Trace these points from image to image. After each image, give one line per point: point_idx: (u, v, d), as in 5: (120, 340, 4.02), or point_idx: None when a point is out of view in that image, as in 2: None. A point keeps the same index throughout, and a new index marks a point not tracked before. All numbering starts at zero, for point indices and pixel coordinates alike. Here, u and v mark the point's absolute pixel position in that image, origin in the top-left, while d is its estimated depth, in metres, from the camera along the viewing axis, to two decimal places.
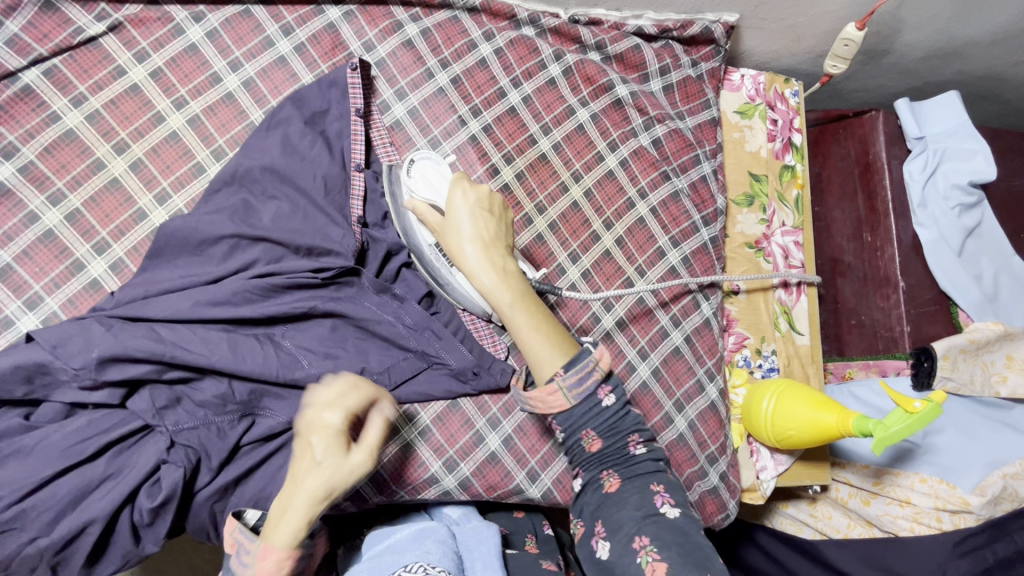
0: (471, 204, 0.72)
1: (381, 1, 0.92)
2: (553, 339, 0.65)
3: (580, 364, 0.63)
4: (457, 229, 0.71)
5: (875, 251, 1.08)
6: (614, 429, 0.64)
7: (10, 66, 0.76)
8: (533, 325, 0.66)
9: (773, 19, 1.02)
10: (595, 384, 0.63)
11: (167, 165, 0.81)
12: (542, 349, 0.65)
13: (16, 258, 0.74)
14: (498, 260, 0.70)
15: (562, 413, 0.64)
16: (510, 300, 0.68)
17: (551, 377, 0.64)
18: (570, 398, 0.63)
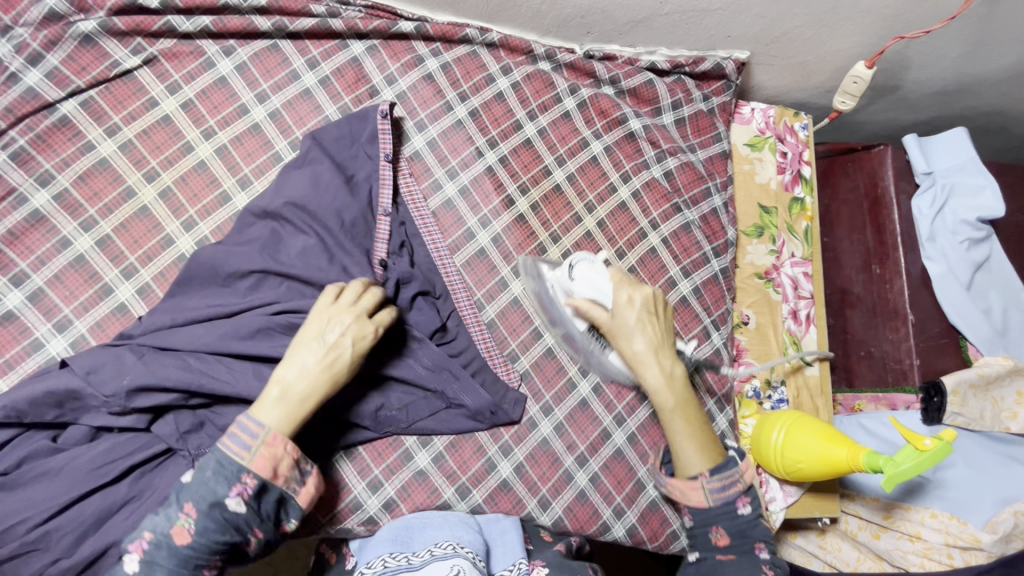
0: (639, 311, 0.82)
1: (402, 36, 0.95)
2: (705, 446, 0.79)
3: (725, 471, 0.78)
4: (630, 332, 0.82)
5: (884, 284, 1.09)
6: (743, 533, 0.78)
7: (49, 98, 0.79)
8: (687, 431, 0.80)
9: (783, 56, 1.05)
10: (737, 493, 0.78)
11: (194, 194, 0.84)
12: (694, 457, 0.79)
13: (47, 282, 0.77)
14: (665, 364, 0.82)
15: (698, 507, 0.79)
16: (672, 404, 0.80)
17: (696, 477, 0.78)
18: (709, 498, 0.78)
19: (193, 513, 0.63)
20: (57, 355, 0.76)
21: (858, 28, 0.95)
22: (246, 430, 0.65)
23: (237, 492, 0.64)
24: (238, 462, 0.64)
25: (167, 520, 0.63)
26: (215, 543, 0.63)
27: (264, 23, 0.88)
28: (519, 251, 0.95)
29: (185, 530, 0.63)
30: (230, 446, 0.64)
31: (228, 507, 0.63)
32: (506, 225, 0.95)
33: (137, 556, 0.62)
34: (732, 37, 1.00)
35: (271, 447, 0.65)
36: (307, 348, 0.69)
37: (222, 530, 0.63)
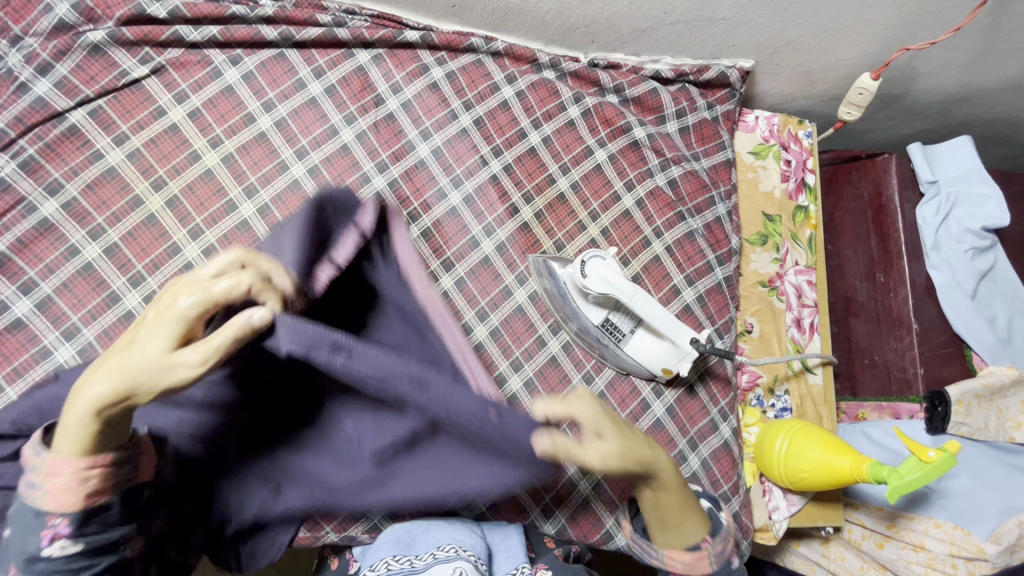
0: (598, 420, 0.70)
1: (408, 45, 0.95)
2: (699, 518, 0.75)
3: (717, 533, 0.76)
4: (599, 453, 0.68)
5: (888, 292, 1.09)
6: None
7: (58, 107, 0.80)
8: (684, 511, 0.74)
9: (788, 65, 1.05)
10: (729, 550, 0.77)
11: (201, 202, 0.85)
12: (695, 532, 0.74)
13: (56, 289, 0.77)
14: (645, 463, 0.71)
15: (702, 575, 0.75)
16: (663, 492, 0.73)
17: (701, 545, 0.74)
18: (712, 566, 0.75)
19: (33, 556, 0.55)
20: (64, 363, 0.76)
21: (862, 37, 0.95)
22: (35, 464, 0.55)
23: (51, 536, 0.55)
24: (33, 506, 0.55)
25: (15, 565, 0.56)
26: (80, 565, 0.57)
27: (271, 33, 0.88)
28: (522, 260, 0.96)
29: (37, 570, 0.55)
30: (25, 489, 0.55)
31: (52, 555, 0.55)
32: (511, 234, 0.96)
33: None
34: (736, 46, 1.00)
35: (55, 480, 0.54)
36: (139, 335, 0.52)
37: (72, 561, 0.56)
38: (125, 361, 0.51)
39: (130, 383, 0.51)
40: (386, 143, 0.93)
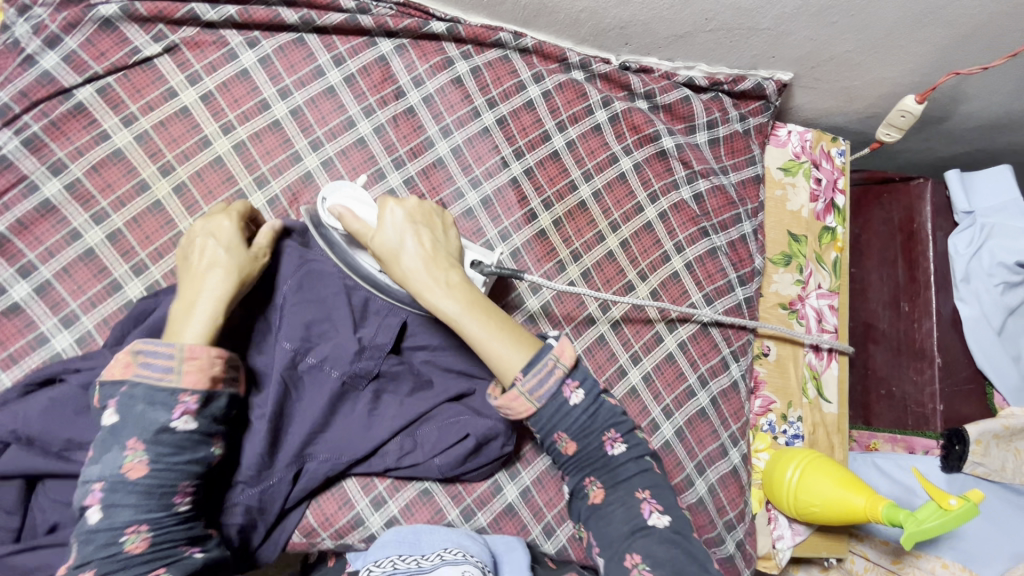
0: (401, 225, 0.68)
1: (433, 37, 0.91)
2: (514, 337, 0.63)
3: (539, 362, 0.61)
4: (394, 247, 0.67)
5: (912, 322, 1.05)
6: (586, 430, 0.63)
7: (65, 83, 0.77)
8: (487, 328, 0.63)
9: (828, 80, 1.00)
10: (559, 383, 0.61)
11: (210, 190, 0.81)
12: (509, 352, 0.62)
13: (55, 275, 0.74)
14: (443, 276, 0.65)
15: (529, 415, 0.62)
16: (459, 313, 0.63)
17: (512, 382, 0.61)
18: (534, 401, 0.61)
19: (140, 445, 0.55)
20: (61, 351, 0.73)
21: (913, 56, 0.90)
22: (156, 357, 0.57)
23: (181, 413, 0.57)
24: (166, 385, 0.57)
25: (112, 459, 0.55)
26: (175, 466, 0.57)
27: (291, 16, 0.84)
28: (537, 267, 0.92)
29: (136, 464, 0.55)
30: (148, 376, 0.57)
31: (176, 429, 0.57)
32: (527, 241, 0.92)
33: (97, 505, 0.55)
34: (777, 58, 0.96)
35: (193, 361, 0.58)
36: (206, 262, 0.66)
37: (178, 453, 0.57)
38: (219, 271, 0.66)
39: (224, 290, 0.65)
40: (404, 138, 0.90)
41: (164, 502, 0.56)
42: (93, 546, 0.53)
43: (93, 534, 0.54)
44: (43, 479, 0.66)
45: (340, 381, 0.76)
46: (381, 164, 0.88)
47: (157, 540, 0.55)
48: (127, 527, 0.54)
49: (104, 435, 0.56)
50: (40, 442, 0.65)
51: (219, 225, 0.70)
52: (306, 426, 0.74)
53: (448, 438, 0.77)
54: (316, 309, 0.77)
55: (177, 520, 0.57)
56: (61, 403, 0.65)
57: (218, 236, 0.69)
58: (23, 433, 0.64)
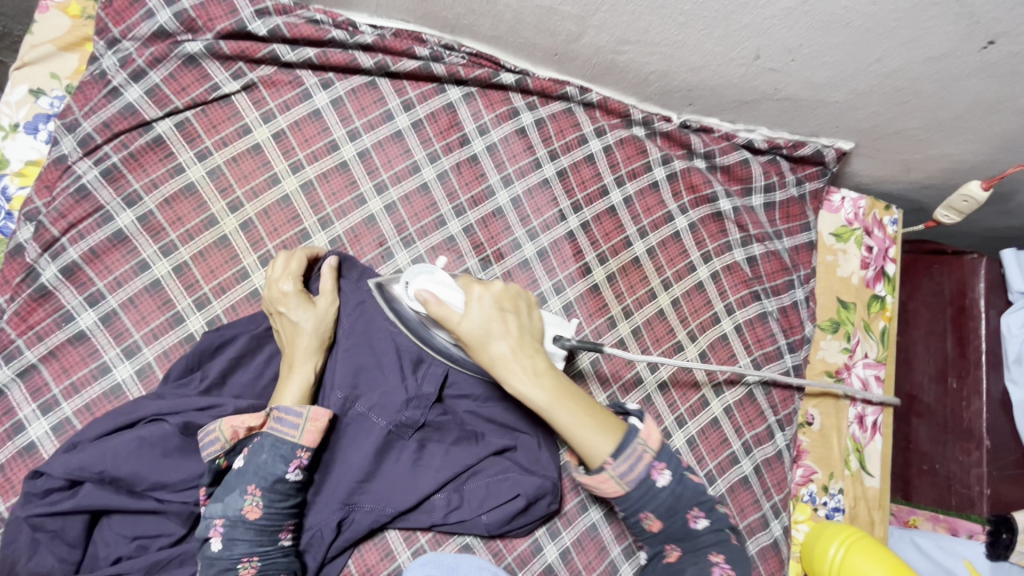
0: (491, 307, 0.65)
1: (501, 87, 0.92)
2: (600, 421, 0.61)
3: (628, 449, 0.60)
4: (481, 336, 0.63)
5: (960, 400, 1.03)
6: (672, 508, 0.61)
7: (146, 116, 0.78)
8: (577, 415, 0.60)
9: (888, 151, 0.99)
10: (648, 467, 0.60)
11: (275, 228, 0.82)
12: (596, 440, 0.60)
13: (122, 304, 0.75)
14: (529, 363, 0.63)
15: (617, 497, 0.61)
16: (549, 403, 0.61)
17: (601, 467, 0.59)
18: (624, 485, 0.60)
19: (260, 490, 0.63)
20: (122, 382, 0.74)
21: (980, 138, 0.89)
22: (288, 415, 0.66)
23: (294, 467, 0.65)
24: (290, 440, 0.65)
25: (234, 501, 0.63)
26: (284, 510, 0.65)
27: (366, 61, 0.86)
28: (588, 322, 0.92)
29: (255, 506, 0.63)
30: (278, 430, 0.65)
31: (288, 479, 0.65)
32: (580, 294, 0.92)
33: (218, 537, 0.62)
34: (841, 128, 0.95)
35: (315, 422, 0.67)
36: (288, 338, 0.74)
37: (285, 499, 0.65)
38: (302, 346, 0.73)
39: (308, 362, 0.74)
40: (466, 185, 0.90)
41: (272, 537, 0.64)
42: (214, 568, 0.61)
43: (216, 560, 0.61)
44: (108, 513, 0.66)
45: (387, 430, 0.75)
46: (440, 210, 0.89)
47: (263, 568, 0.63)
48: (243, 557, 0.62)
49: (232, 478, 0.64)
50: (96, 475, 0.64)
51: (288, 298, 0.74)
52: (353, 474, 0.73)
53: (496, 495, 0.76)
54: (365, 354, 0.77)
55: (281, 553, 0.65)
56: (140, 440, 0.66)
57: (291, 309, 0.74)
58: (97, 467, 0.65)
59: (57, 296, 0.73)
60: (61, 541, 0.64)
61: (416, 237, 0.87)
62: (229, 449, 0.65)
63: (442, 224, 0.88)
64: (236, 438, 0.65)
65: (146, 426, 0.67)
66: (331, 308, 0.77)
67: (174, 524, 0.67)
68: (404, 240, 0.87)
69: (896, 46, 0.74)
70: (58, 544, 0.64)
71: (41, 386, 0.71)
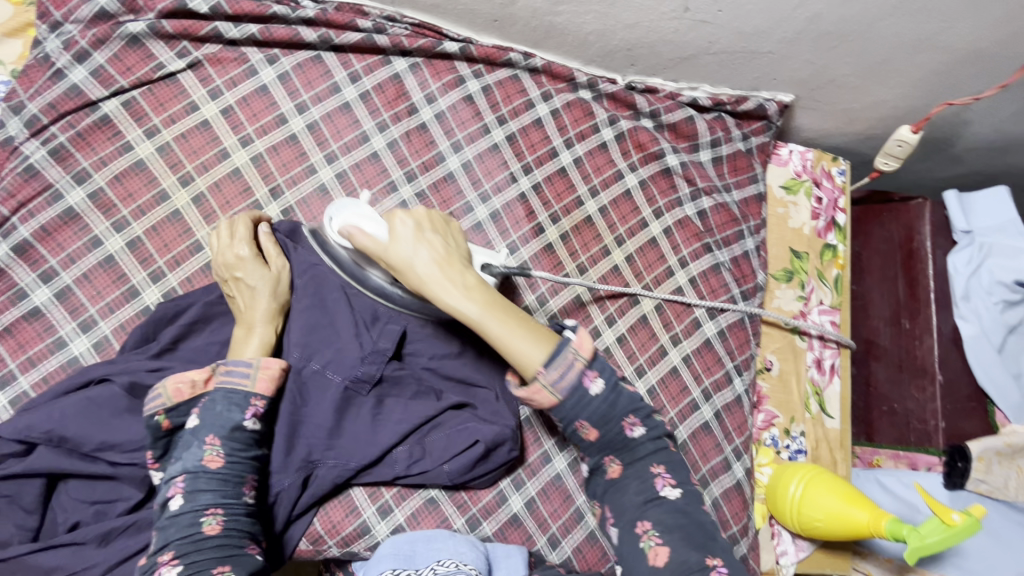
0: (413, 229, 0.67)
1: (446, 56, 0.94)
2: (533, 331, 0.64)
3: (561, 357, 0.63)
4: (410, 258, 0.65)
5: (913, 339, 1.07)
6: (606, 419, 0.65)
7: (92, 96, 0.79)
8: (509, 328, 0.63)
9: (828, 102, 1.02)
10: (579, 374, 0.63)
11: (227, 201, 0.84)
12: (529, 348, 0.62)
13: (76, 280, 0.76)
14: (457, 278, 0.64)
15: (551, 406, 0.64)
16: (480, 315, 0.63)
17: (535, 376, 0.62)
18: (557, 394, 0.63)
19: (218, 440, 0.64)
20: (79, 355, 0.75)
21: (909, 81, 0.92)
22: (236, 367, 0.68)
23: (250, 415, 0.67)
24: (242, 389, 0.67)
25: (193, 453, 0.63)
26: (246, 459, 0.66)
27: (310, 35, 0.88)
28: (544, 281, 0.94)
29: (216, 455, 0.64)
30: (229, 382, 0.67)
31: (246, 427, 0.66)
32: (534, 254, 0.94)
33: (180, 492, 0.62)
34: (778, 80, 0.98)
35: (267, 370, 0.69)
36: (244, 301, 0.76)
37: (246, 449, 0.66)
38: (260, 308, 0.75)
39: (265, 323, 0.75)
40: (416, 152, 0.92)
41: (235, 490, 0.64)
42: (177, 528, 0.60)
43: (177, 517, 0.60)
44: (65, 479, 0.68)
45: (343, 386, 0.77)
46: (389, 178, 0.90)
47: (228, 525, 0.62)
48: (207, 509, 0.61)
49: (187, 435, 0.64)
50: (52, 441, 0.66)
51: (242, 262, 0.76)
52: (314, 432, 0.75)
53: (457, 445, 0.78)
54: (319, 314, 0.79)
55: (245, 511, 0.65)
56: (94, 403, 0.68)
57: (246, 274, 0.76)
58: (53, 432, 0.66)
59: (10, 273, 0.75)
60: (21, 508, 0.66)
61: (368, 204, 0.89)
62: (171, 407, 0.66)
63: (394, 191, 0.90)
64: (178, 396, 0.66)
65: (101, 391, 0.68)
66: (285, 271, 0.79)
67: (129, 488, 0.68)
68: None
69: None
70: (17, 510, 0.65)
71: None
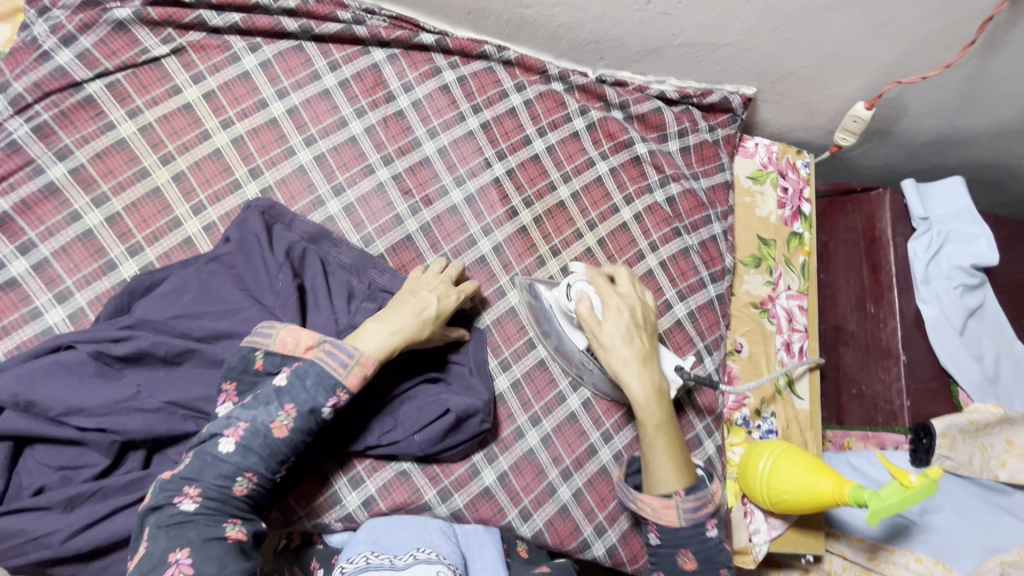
0: (630, 325, 0.83)
1: (423, 47, 0.98)
2: (681, 468, 0.80)
3: (697, 491, 0.79)
4: (617, 345, 0.82)
5: (878, 323, 1.10)
6: (710, 558, 0.78)
7: (77, 77, 0.82)
8: (668, 453, 0.80)
9: (789, 94, 1.08)
10: (707, 515, 0.79)
11: (207, 179, 0.86)
12: (671, 475, 0.79)
13: (53, 252, 0.78)
14: (650, 377, 0.82)
15: (668, 526, 0.78)
16: (655, 425, 0.80)
17: (671, 495, 0.78)
18: (682, 518, 0.78)
19: (296, 412, 0.64)
20: (54, 325, 0.76)
21: (861, 72, 0.98)
22: (339, 350, 0.68)
23: (331, 403, 0.66)
24: (333, 375, 0.66)
25: (268, 412, 0.64)
26: (305, 440, 0.66)
27: (291, 25, 0.92)
28: (518, 262, 0.96)
29: (285, 424, 0.64)
30: (327, 361, 0.67)
31: (324, 413, 0.66)
32: (508, 236, 0.97)
33: (234, 439, 0.63)
34: (740, 72, 1.03)
35: (362, 367, 0.68)
36: (406, 313, 0.75)
37: (311, 431, 0.66)
38: (423, 330, 0.76)
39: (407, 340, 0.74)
40: (393, 137, 0.95)
41: (278, 466, 0.65)
42: (215, 471, 0.62)
43: (219, 461, 0.62)
44: (32, 444, 0.68)
45: None
46: (367, 162, 0.93)
47: (252, 492, 0.64)
48: (246, 472, 0.63)
49: (271, 391, 0.65)
50: (19, 403, 0.66)
51: (446, 296, 0.81)
52: None
53: (429, 414, 0.79)
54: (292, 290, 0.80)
55: (274, 484, 0.66)
56: (65, 367, 0.69)
57: (442, 303, 0.79)
58: (21, 395, 0.67)
59: None
60: None
61: (346, 184, 0.92)
62: (271, 352, 0.69)
63: (371, 175, 0.93)
64: (282, 347, 0.69)
65: (73, 355, 0.69)
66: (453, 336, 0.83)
67: (96, 454, 0.68)
68: (334, 188, 0.91)
69: None
70: None
71: None
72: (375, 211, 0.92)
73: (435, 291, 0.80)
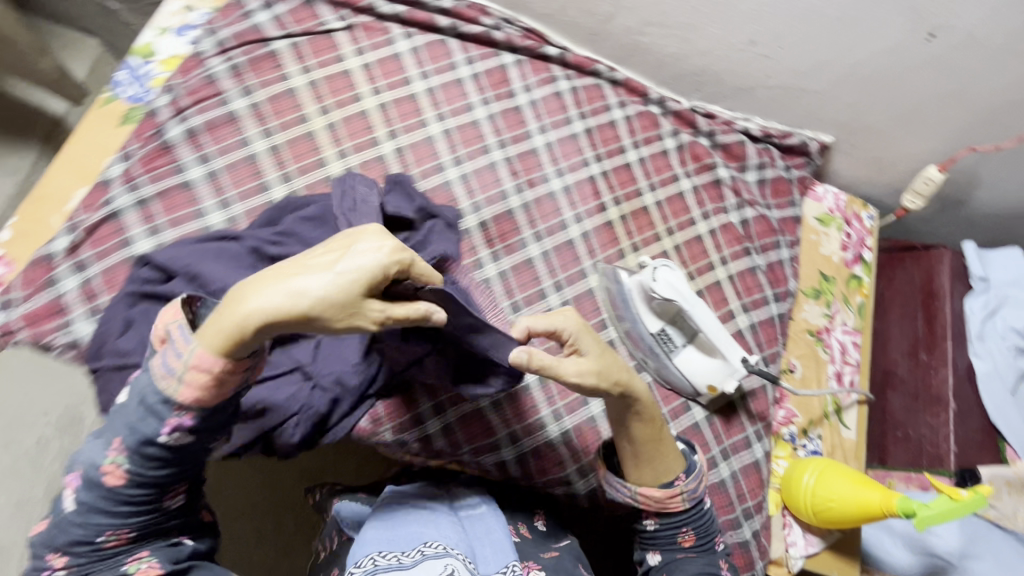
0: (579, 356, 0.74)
1: (545, 58, 1.13)
2: (673, 454, 0.82)
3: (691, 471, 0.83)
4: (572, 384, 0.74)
5: (929, 370, 1.14)
6: (707, 535, 0.85)
7: (268, 34, 0.99)
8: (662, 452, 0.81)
9: (865, 147, 1.18)
10: (704, 489, 0.84)
11: (352, 132, 1.00)
12: (671, 464, 0.82)
13: (223, 167, 0.92)
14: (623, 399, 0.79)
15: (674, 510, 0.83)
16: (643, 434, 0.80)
17: (675, 481, 0.82)
18: (686, 501, 0.83)
19: (119, 452, 0.59)
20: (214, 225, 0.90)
21: (936, 134, 1.07)
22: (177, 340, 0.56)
23: (168, 428, 0.58)
24: (169, 379, 0.57)
25: (91, 458, 0.59)
26: (150, 482, 0.61)
27: (443, 22, 1.08)
28: (601, 250, 1.07)
29: (112, 472, 0.60)
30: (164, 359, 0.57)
31: (159, 444, 0.59)
32: (595, 226, 1.08)
33: (69, 506, 0.61)
34: (822, 120, 1.15)
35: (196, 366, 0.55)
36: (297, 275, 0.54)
37: (145, 470, 0.60)
38: (317, 303, 0.53)
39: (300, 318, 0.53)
40: (509, 127, 1.08)
41: (133, 515, 0.62)
42: (65, 537, 0.61)
43: (68, 528, 0.61)
44: None
45: None
46: (484, 143, 1.06)
47: (131, 537, 0.63)
48: (105, 530, 0.62)
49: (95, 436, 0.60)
50: (188, 274, 0.79)
51: (361, 254, 0.55)
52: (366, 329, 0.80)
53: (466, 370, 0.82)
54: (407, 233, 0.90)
55: (159, 513, 0.64)
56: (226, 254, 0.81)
57: (356, 262, 0.54)
58: (191, 267, 0.79)
59: (176, 151, 0.91)
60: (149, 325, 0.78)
61: (464, 158, 1.04)
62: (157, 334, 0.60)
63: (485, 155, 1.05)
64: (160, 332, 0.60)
65: (234, 245, 0.81)
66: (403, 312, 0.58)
67: None
68: (454, 158, 1.04)
69: (859, 38, 0.96)
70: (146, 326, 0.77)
71: (151, 215, 0.89)
72: (485, 184, 1.04)
73: (354, 254, 0.55)
